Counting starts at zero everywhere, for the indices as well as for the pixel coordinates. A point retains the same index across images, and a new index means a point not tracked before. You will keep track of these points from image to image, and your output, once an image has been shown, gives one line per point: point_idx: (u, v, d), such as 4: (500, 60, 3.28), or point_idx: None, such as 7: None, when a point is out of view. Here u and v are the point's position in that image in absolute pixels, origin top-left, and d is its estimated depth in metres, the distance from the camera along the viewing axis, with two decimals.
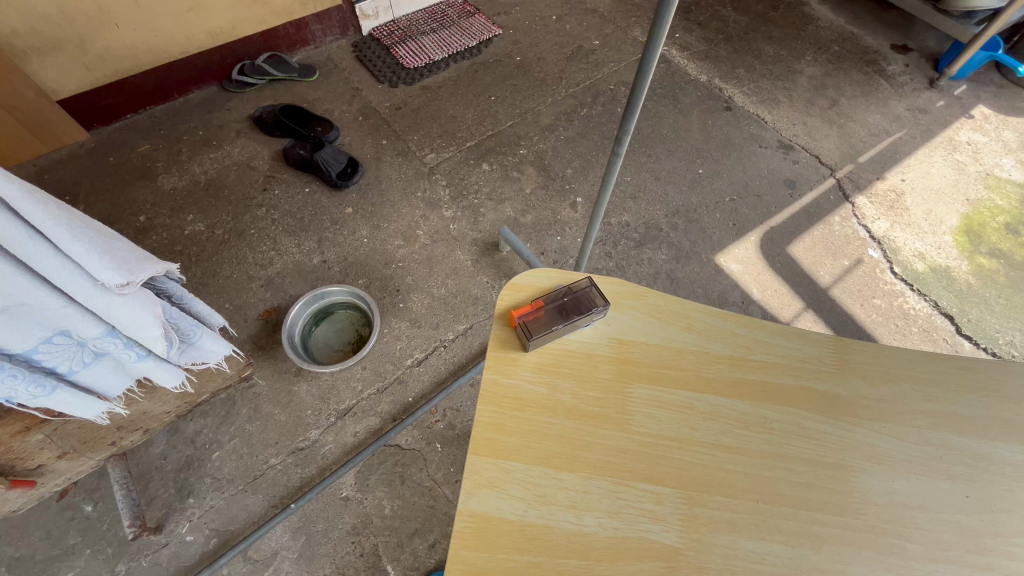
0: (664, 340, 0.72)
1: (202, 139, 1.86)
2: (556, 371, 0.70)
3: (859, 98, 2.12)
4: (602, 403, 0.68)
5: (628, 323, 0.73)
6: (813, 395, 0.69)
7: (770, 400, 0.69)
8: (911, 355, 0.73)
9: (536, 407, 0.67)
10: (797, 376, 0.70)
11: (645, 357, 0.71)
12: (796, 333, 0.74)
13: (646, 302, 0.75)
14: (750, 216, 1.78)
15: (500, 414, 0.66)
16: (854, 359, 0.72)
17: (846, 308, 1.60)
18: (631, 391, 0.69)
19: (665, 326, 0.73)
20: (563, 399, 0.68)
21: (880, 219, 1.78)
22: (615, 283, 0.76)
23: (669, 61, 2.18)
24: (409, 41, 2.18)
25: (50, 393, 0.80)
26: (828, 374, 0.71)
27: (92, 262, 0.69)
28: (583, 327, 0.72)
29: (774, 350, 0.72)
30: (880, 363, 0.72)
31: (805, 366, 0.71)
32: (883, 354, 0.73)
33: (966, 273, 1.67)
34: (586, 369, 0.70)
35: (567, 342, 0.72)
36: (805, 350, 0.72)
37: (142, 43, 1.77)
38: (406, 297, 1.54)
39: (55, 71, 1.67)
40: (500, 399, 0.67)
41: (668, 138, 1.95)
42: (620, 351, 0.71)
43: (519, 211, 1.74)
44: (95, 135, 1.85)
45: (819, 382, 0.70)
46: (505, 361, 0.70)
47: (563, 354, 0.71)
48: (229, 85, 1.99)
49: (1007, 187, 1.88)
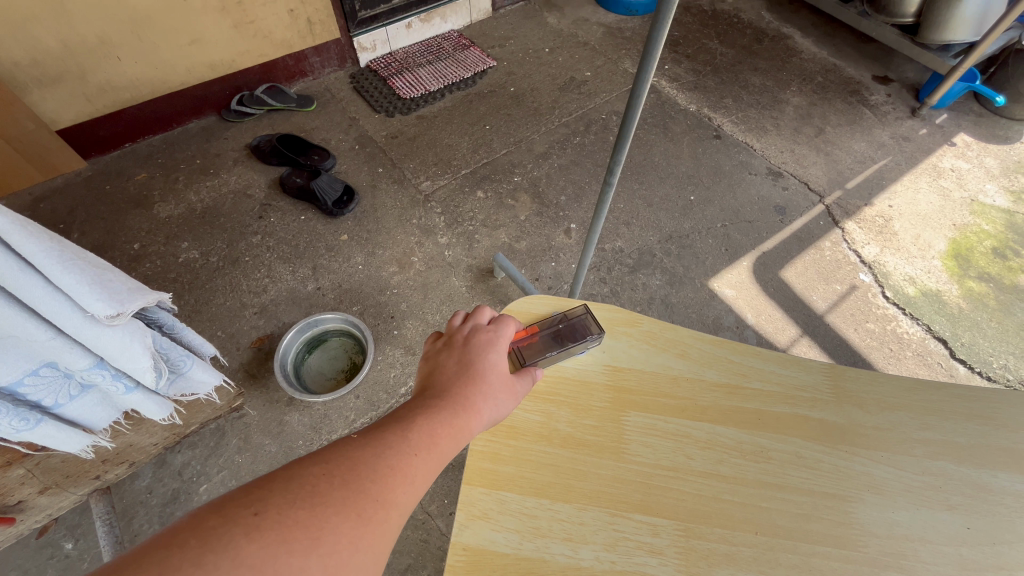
0: (658, 368, 0.72)
1: (199, 167, 1.88)
2: (551, 399, 0.69)
3: (845, 126, 2.18)
4: (597, 432, 0.67)
5: (623, 351, 0.73)
6: (809, 424, 0.69)
7: (766, 428, 0.68)
8: (903, 382, 0.73)
9: (530, 436, 0.66)
10: (792, 404, 0.70)
11: (639, 384, 0.70)
12: (789, 360, 0.74)
13: (640, 329, 0.75)
14: (742, 241, 1.80)
15: (494, 443, 0.65)
16: (848, 385, 0.72)
17: (840, 333, 1.60)
18: (625, 419, 0.68)
19: (661, 354, 0.73)
20: (558, 426, 0.67)
21: (869, 244, 1.81)
22: (609, 309, 0.77)
23: (659, 91, 2.24)
24: (405, 72, 2.24)
25: (34, 427, 0.79)
26: (823, 402, 0.70)
27: (82, 293, 0.68)
28: (578, 352, 0.72)
29: (769, 377, 0.72)
30: (875, 392, 0.72)
31: (800, 394, 0.71)
32: (878, 383, 0.73)
33: (957, 297, 1.69)
34: (580, 398, 0.69)
35: (561, 370, 0.71)
36: (799, 378, 0.72)
37: (143, 75, 1.81)
38: (400, 324, 1.53)
39: (55, 101, 1.69)
40: (495, 427, 0.67)
41: (660, 166, 1.98)
42: (615, 378, 0.71)
43: (513, 237, 1.75)
44: (92, 164, 1.87)
45: (816, 410, 0.70)
46: None
47: (558, 382, 0.70)
48: (227, 115, 2.02)
49: (992, 212, 1.92)
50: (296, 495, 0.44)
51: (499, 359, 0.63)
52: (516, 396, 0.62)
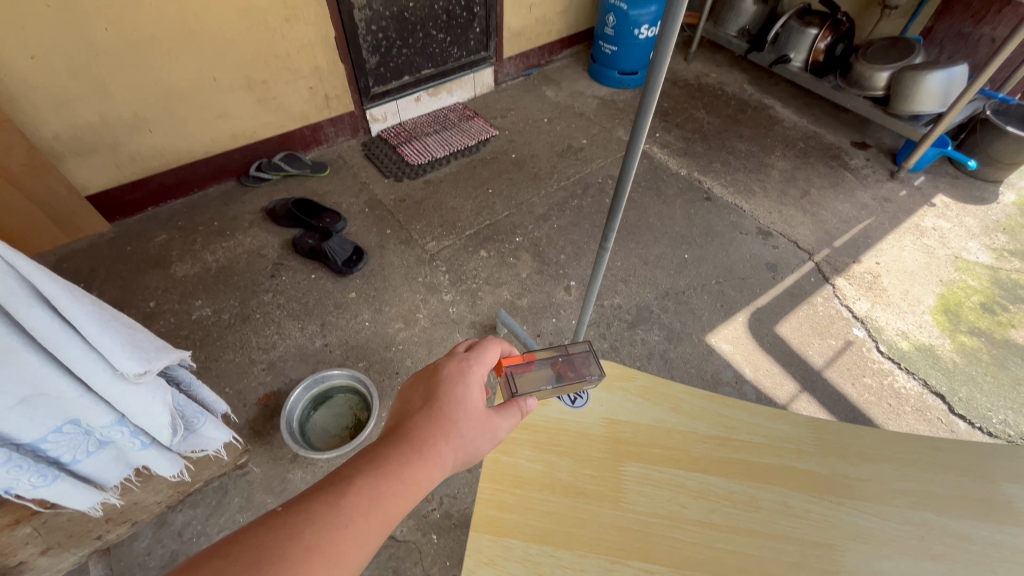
0: (653, 420, 0.75)
1: (216, 229, 1.98)
2: (553, 450, 0.72)
3: (828, 188, 2.30)
4: (597, 481, 0.70)
5: (619, 404, 0.76)
6: (795, 474, 0.71)
7: (756, 478, 0.70)
8: (886, 436, 0.75)
9: (534, 484, 0.69)
10: (779, 455, 0.73)
11: (636, 436, 0.73)
12: (775, 414, 0.77)
13: (635, 383, 0.78)
14: (737, 297, 1.86)
15: (500, 491, 0.68)
16: (833, 438, 0.75)
17: (839, 388, 1.63)
18: (622, 470, 0.70)
19: (655, 408, 0.76)
20: (560, 476, 0.70)
21: (860, 299, 1.87)
22: (606, 365, 0.80)
23: (651, 157, 2.39)
24: (413, 141, 2.40)
25: (50, 483, 0.81)
26: (809, 454, 0.73)
27: (115, 353, 0.73)
28: (576, 405, 0.76)
29: (756, 430, 0.75)
30: (858, 445, 0.74)
31: (786, 445, 0.74)
32: (861, 436, 0.75)
33: (950, 352, 1.72)
34: (580, 449, 0.72)
35: (561, 422, 0.75)
36: (786, 431, 0.75)
37: (171, 145, 1.95)
38: (405, 380, 1.56)
39: (88, 170, 1.82)
40: (500, 476, 0.69)
41: (654, 226, 2.08)
42: (613, 430, 0.74)
43: (515, 294, 1.82)
44: (116, 226, 1.97)
45: (802, 461, 0.72)
46: (505, 439, 0.72)
47: (559, 433, 0.74)
48: (246, 181, 2.15)
49: (976, 269, 1.99)
50: (272, 570, 0.43)
51: (467, 397, 0.61)
52: (489, 437, 0.62)
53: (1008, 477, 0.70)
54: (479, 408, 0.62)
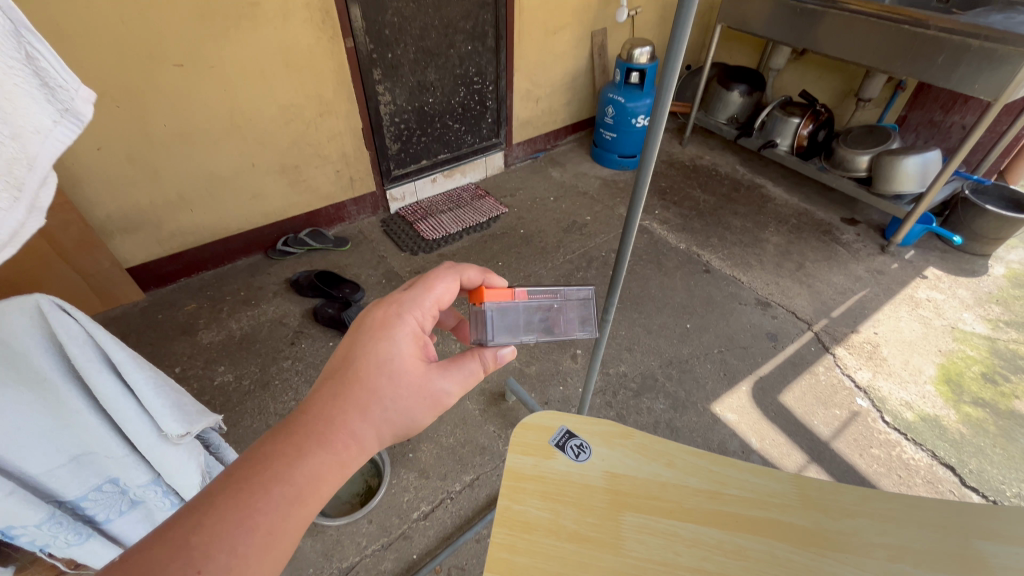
0: (650, 474, 0.74)
1: (242, 299, 2.11)
2: (559, 499, 0.71)
3: (822, 261, 2.41)
4: (599, 528, 0.69)
5: (619, 460, 0.75)
6: (780, 527, 0.69)
7: (746, 530, 0.69)
8: (859, 493, 0.72)
9: (541, 530, 0.69)
10: (765, 509, 0.71)
11: (634, 487, 0.73)
12: (761, 469, 0.75)
13: (634, 440, 0.78)
14: (739, 366, 1.91)
15: (513, 535, 0.68)
16: (815, 495, 0.72)
17: (847, 459, 1.63)
18: (622, 521, 0.70)
19: (652, 463, 0.75)
20: (565, 523, 0.69)
21: (861, 369, 1.91)
22: (606, 422, 0.80)
23: (651, 232, 2.54)
24: (429, 218, 2.59)
25: (82, 541, 0.85)
26: (792, 508, 0.71)
27: (164, 415, 0.82)
28: (580, 459, 0.75)
29: (745, 485, 0.73)
30: (838, 500, 0.71)
31: (770, 500, 0.72)
32: (841, 491, 0.73)
33: (955, 422, 1.74)
34: (583, 498, 0.72)
35: (566, 473, 0.74)
36: (770, 486, 0.73)
37: (209, 223, 2.13)
38: (415, 447, 1.60)
39: (131, 245, 1.98)
40: (511, 522, 0.69)
41: (656, 297, 2.18)
42: (613, 483, 0.73)
43: (524, 362, 1.88)
44: (149, 296, 2.10)
45: (786, 515, 0.70)
46: (516, 487, 0.72)
47: (565, 483, 0.73)
48: (273, 254, 2.31)
49: (974, 339, 2.04)
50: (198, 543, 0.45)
51: (395, 352, 0.62)
52: (425, 390, 0.63)
53: (986, 535, 0.67)
54: (412, 361, 0.63)
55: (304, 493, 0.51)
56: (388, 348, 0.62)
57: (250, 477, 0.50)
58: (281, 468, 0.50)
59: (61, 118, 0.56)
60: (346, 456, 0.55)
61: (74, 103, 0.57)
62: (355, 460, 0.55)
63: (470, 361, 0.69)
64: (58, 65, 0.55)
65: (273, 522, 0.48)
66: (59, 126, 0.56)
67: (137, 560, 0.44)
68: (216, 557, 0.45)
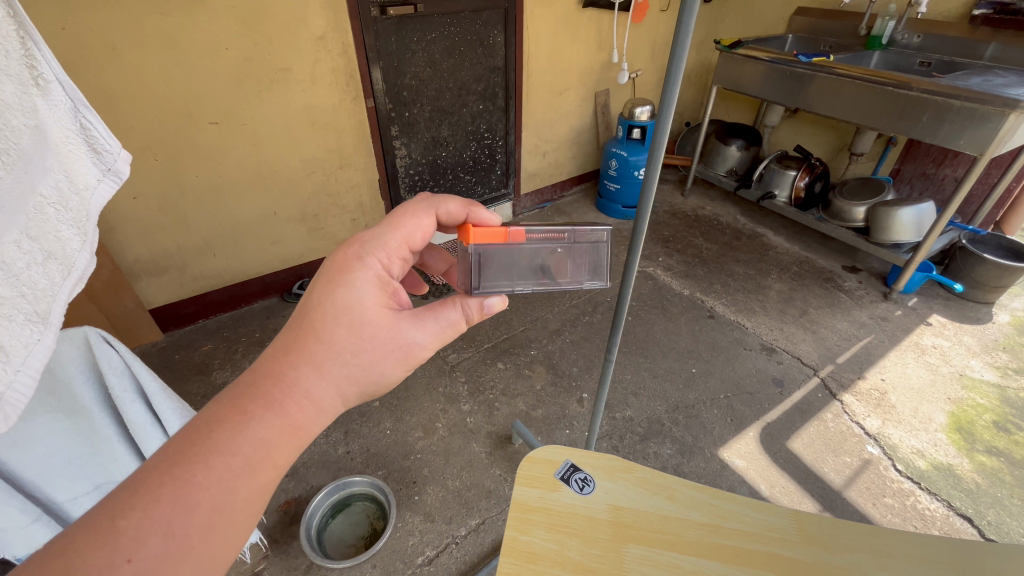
0: (652, 507, 0.76)
1: (257, 340, 2.17)
2: (564, 530, 0.74)
3: (825, 307, 2.45)
4: (603, 560, 0.71)
5: (622, 493, 0.78)
6: (781, 562, 0.70)
7: (748, 564, 0.70)
8: (862, 528, 0.74)
9: (546, 561, 0.71)
10: (766, 543, 0.72)
11: (637, 520, 0.75)
12: (762, 503, 0.77)
13: (636, 474, 0.80)
14: (746, 412, 1.91)
15: (519, 566, 0.70)
16: (815, 528, 0.74)
17: (861, 509, 1.59)
18: (626, 553, 0.72)
19: (654, 496, 0.77)
20: (570, 554, 0.71)
21: (870, 416, 1.90)
22: (609, 456, 0.83)
23: (655, 279, 2.61)
24: None
25: None
26: (793, 542, 0.72)
27: None
28: (584, 492, 0.78)
29: (745, 519, 0.75)
30: (837, 534, 0.73)
31: (771, 534, 0.73)
32: (839, 526, 0.74)
33: (970, 472, 1.70)
34: (588, 530, 0.74)
35: (571, 505, 0.76)
36: (771, 520, 0.75)
37: (229, 267, 2.23)
38: (421, 489, 1.60)
39: (155, 287, 2.07)
40: (517, 553, 0.71)
41: (661, 341, 2.21)
42: (617, 515, 0.75)
43: (530, 405, 1.90)
44: (167, 336, 2.17)
45: (786, 549, 0.71)
46: (522, 519, 0.75)
47: (570, 515, 0.75)
48: (289, 297, 2.39)
49: (983, 386, 2.03)
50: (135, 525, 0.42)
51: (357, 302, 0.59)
52: (393, 342, 0.60)
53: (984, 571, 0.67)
54: (376, 310, 0.60)
55: (253, 462, 0.49)
56: (349, 296, 0.59)
57: (190, 447, 0.47)
58: (224, 436, 0.48)
59: (104, 177, 0.71)
60: (299, 418, 0.52)
61: (116, 163, 0.73)
62: (310, 419, 0.53)
63: (449, 310, 0.66)
64: (104, 134, 0.71)
65: (217, 498, 0.46)
66: (101, 183, 0.71)
67: (70, 544, 0.41)
68: (149, 542, 0.42)
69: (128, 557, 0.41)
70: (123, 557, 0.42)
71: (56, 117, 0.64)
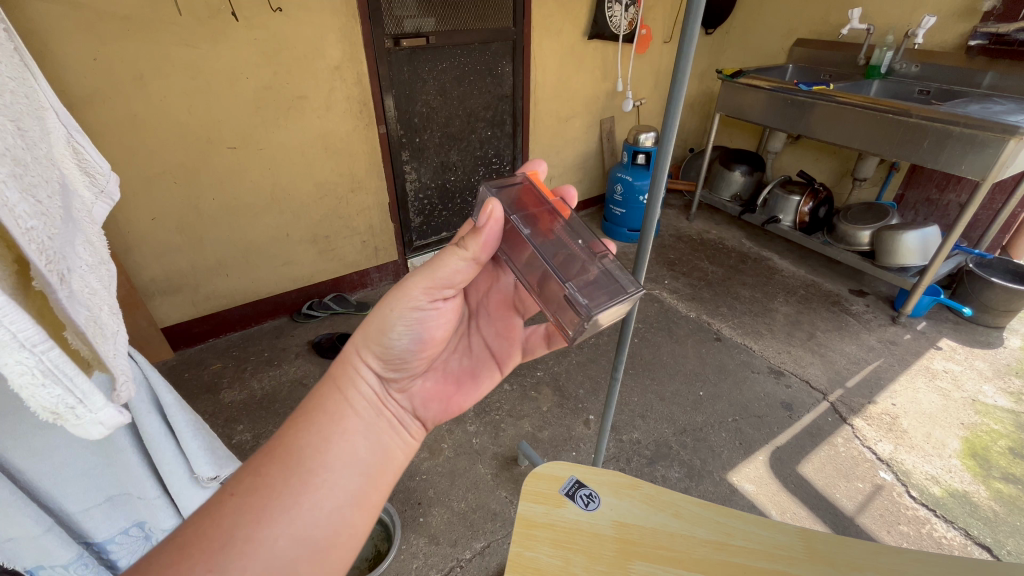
0: (657, 524, 0.76)
1: (265, 359, 2.19)
2: (570, 547, 0.73)
3: (833, 331, 2.44)
4: None
5: (627, 509, 0.78)
6: None
7: None
8: (871, 547, 0.73)
9: None
10: (773, 562, 0.71)
11: (643, 536, 0.74)
12: (767, 521, 0.77)
13: (641, 490, 0.80)
14: (755, 435, 1.89)
15: None
16: (822, 546, 0.73)
17: (876, 537, 1.55)
18: (632, 570, 0.71)
19: (659, 513, 0.77)
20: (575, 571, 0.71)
21: (882, 441, 1.87)
22: (613, 473, 0.83)
23: (661, 301, 2.62)
24: None
25: None
26: (801, 561, 0.71)
27: (197, 455, 0.95)
28: (589, 508, 0.78)
29: (752, 536, 0.75)
30: (845, 553, 0.72)
31: (779, 552, 0.73)
32: (847, 544, 0.73)
33: (986, 499, 1.67)
34: (593, 547, 0.73)
35: (576, 521, 0.76)
36: (778, 538, 0.74)
37: (241, 287, 2.27)
38: (426, 511, 1.58)
39: (168, 306, 2.11)
40: (522, 570, 0.71)
41: (668, 363, 2.21)
42: (622, 531, 0.75)
43: (536, 426, 1.89)
44: (178, 355, 2.20)
45: (794, 568, 0.71)
46: (527, 535, 0.75)
47: (575, 532, 0.75)
48: (298, 317, 2.42)
49: (997, 412, 2.00)
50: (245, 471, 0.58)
51: None
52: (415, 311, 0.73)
53: None
54: None
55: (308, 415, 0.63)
56: None
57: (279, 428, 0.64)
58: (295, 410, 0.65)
59: (98, 197, 0.72)
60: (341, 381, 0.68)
61: (108, 185, 0.74)
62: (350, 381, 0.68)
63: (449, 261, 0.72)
64: (94, 156, 0.72)
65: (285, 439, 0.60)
66: (97, 203, 0.72)
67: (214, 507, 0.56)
68: (242, 477, 0.56)
69: (230, 490, 0.55)
70: (230, 493, 0.55)
71: (58, 139, 0.65)
